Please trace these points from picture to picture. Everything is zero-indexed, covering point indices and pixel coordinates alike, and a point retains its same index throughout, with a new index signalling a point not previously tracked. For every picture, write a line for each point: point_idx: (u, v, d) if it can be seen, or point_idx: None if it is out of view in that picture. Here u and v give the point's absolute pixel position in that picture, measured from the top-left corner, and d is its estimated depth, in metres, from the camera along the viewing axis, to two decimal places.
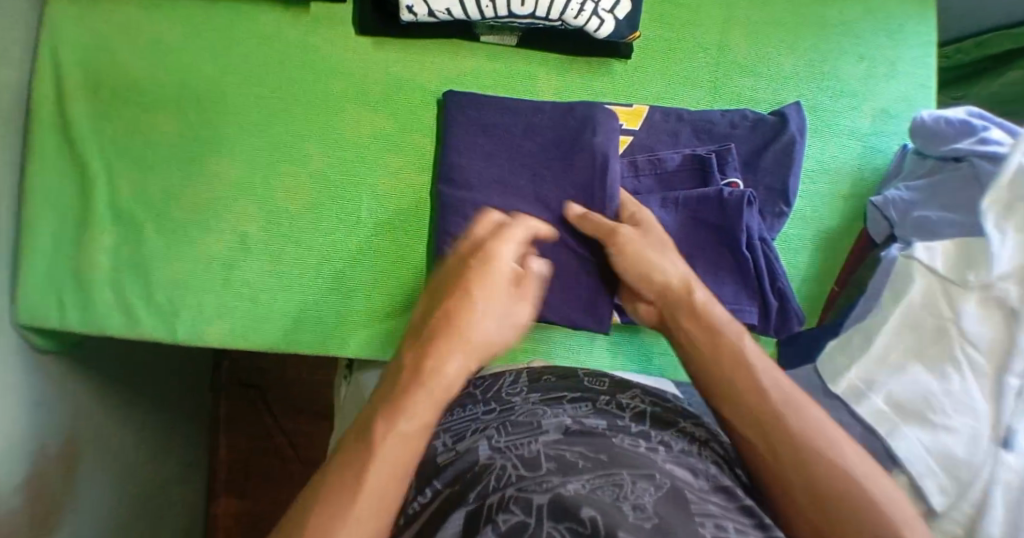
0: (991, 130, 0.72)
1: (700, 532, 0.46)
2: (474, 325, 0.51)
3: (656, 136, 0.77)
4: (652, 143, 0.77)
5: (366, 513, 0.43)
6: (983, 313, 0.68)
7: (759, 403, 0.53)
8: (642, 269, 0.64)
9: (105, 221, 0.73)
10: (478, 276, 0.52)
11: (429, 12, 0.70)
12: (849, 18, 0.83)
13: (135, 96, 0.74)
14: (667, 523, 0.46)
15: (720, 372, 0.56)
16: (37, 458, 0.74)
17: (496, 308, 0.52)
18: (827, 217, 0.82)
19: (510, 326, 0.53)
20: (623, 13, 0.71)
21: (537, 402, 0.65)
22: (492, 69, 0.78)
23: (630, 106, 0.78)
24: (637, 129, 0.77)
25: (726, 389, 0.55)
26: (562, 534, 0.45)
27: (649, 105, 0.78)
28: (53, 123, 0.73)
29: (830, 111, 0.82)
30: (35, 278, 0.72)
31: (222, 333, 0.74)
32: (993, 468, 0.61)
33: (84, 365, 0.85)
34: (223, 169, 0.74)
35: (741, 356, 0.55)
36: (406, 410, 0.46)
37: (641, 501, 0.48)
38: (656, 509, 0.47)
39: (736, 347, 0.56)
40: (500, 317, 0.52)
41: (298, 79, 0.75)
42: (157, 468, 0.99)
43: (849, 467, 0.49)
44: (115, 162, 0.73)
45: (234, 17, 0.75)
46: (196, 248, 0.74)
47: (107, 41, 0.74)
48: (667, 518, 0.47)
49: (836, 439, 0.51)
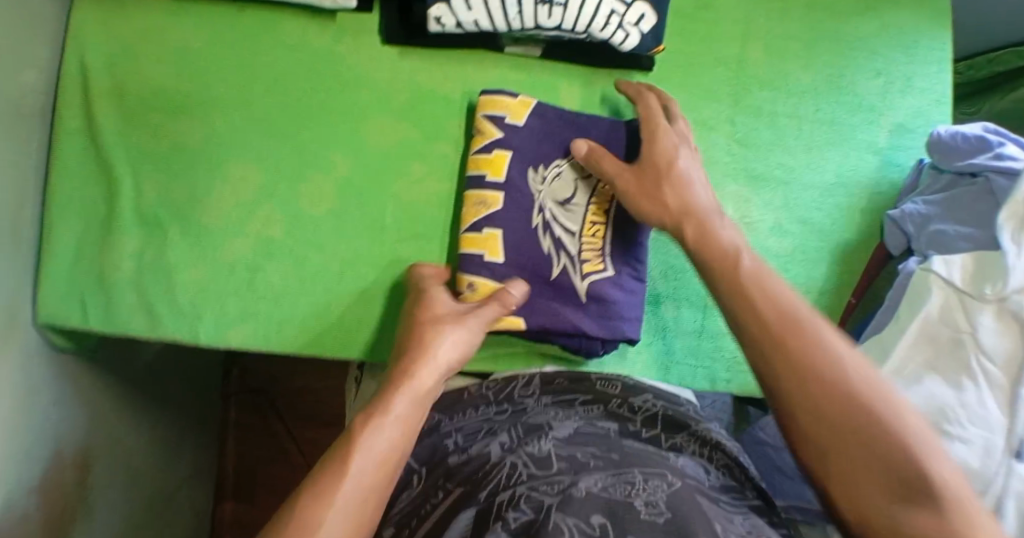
0: (1007, 146, 0.73)
1: (709, 527, 0.47)
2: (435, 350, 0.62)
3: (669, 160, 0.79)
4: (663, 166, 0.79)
5: (365, 469, 0.51)
6: (999, 326, 0.68)
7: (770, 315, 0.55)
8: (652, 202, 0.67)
9: (129, 224, 0.74)
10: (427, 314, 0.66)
11: (457, 23, 0.70)
12: (867, 33, 0.84)
13: (161, 102, 0.74)
14: (679, 516, 0.47)
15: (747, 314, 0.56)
16: (53, 459, 0.75)
17: (438, 367, 0.61)
18: (844, 230, 0.83)
19: (464, 346, 0.64)
20: (648, 26, 0.72)
21: (549, 404, 0.67)
22: (515, 80, 0.79)
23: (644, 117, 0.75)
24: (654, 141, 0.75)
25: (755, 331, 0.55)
26: (568, 527, 0.45)
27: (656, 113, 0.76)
28: (79, 128, 0.74)
29: (848, 126, 0.83)
30: (60, 279, 0.73)
31: (242, 337, 0.74)
32: (1005, 478, 0.63)
33: (101, 367, 0.85)
34: (247, 175, 0.75)
35: (757, 277, 0.58)
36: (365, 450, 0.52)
37: (653, 498, 0.48)
38: (668, 504, 0.48)
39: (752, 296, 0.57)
40: (435, 366, 0.61)
41: (323, 87, 0.76)
42: (167, 469, 0.99)
43: (858, 379, 0.51)
44: (141, 166, 0.74)
45: (262, 25, 0.76)
46: (219, 253, 0.74)
47: (135, 47, 0.75)
48: (678, 513, 0.47)
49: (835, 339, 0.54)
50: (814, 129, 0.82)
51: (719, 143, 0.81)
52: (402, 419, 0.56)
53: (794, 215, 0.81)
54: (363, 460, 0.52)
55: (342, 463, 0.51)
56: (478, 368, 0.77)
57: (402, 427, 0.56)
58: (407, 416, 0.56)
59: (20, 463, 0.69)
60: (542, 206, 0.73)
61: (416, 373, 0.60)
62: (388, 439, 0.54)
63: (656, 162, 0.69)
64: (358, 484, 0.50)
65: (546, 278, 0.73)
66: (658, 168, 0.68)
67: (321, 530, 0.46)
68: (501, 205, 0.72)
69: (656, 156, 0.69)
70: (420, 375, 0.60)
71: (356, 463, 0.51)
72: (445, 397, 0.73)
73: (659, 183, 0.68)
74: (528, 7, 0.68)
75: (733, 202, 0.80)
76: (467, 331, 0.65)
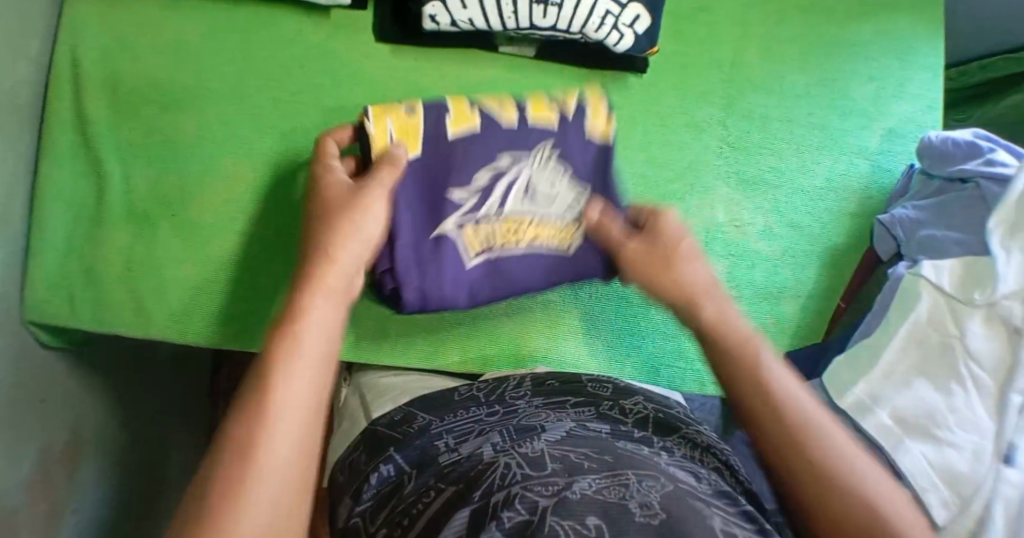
0: (998, 152, 0.73)
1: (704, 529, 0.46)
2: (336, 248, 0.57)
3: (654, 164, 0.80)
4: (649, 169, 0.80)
5: (308, 376, 0.49)
6: (987, 330, 0.69)
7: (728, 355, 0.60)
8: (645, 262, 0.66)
9: (119, 218, 0.73)
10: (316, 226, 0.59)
11: (452, 21, 0.70)
12: (861, 38, 0.85)
13: (153, 96, 0.74)
14: (675, 518, 0.46)
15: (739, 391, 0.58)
16: (39, 455, 0.74)
17: (342, 263, 0.57)
18: (835, 234, 0.83)
19: (378, 219, 0.61)
20: (642, 28, 0.73)
21: (541, 405, 0.67)
22: (510, 80, 0.79)
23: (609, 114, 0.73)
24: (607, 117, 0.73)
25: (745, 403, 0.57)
26: (564, 530, 0.44)
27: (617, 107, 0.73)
28: (70, 121, 0.73)
29: (841, 131, 0.84)
30: (48, 274, 0.72)
31: (231, 334, 0.74)
32: (993, 484, 0.62)
33: (89, 363, 0.84)
34: (239, 171, 0.75)
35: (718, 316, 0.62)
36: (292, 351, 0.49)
37: (647, 499, 0.48)
38: (663, 505, 0.48)
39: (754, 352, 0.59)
40: (356, 242, 0.59)
41: (317, 84, 0.76)
42: (155, 467, 0.99)
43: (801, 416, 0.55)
44: (133, 162, 0.74)
45: (257, 20, 0.76)
46: (210, 249, 0.74)
47: (127, 41, 0.74)
48: (673, 514, 0.47)
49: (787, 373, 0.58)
50: (807, 133, 0.83)
51: (712, 146, 0.81)
52: (337, 308, 0.54)
53: (786, 218, 0.82)
54: (305, 361, 0.49)
55: (282, 373, 0.48)
56: (468, 368, 0.78)
57: (333, 318, 0.54)
58: (340, 312, 0.54)
59: (6, 459, 0.68)
60: (510, 174, 0.70)
61: (338, 256, 0.57)
62: (314, 330, 0.51)
63: (653, 249, 0.67)
64: (303, 391, 0.48)
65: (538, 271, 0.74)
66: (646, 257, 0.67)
67: (268, 447, 0.44)
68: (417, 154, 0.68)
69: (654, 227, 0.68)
70: (343, 259, 0.57)
71: (293, 376, 0.48)
72: (434, 395, 0.72)
73: (653, 251, 0.66)
74: (523, 6, 0.68)
75: (724, 205, 0.80)
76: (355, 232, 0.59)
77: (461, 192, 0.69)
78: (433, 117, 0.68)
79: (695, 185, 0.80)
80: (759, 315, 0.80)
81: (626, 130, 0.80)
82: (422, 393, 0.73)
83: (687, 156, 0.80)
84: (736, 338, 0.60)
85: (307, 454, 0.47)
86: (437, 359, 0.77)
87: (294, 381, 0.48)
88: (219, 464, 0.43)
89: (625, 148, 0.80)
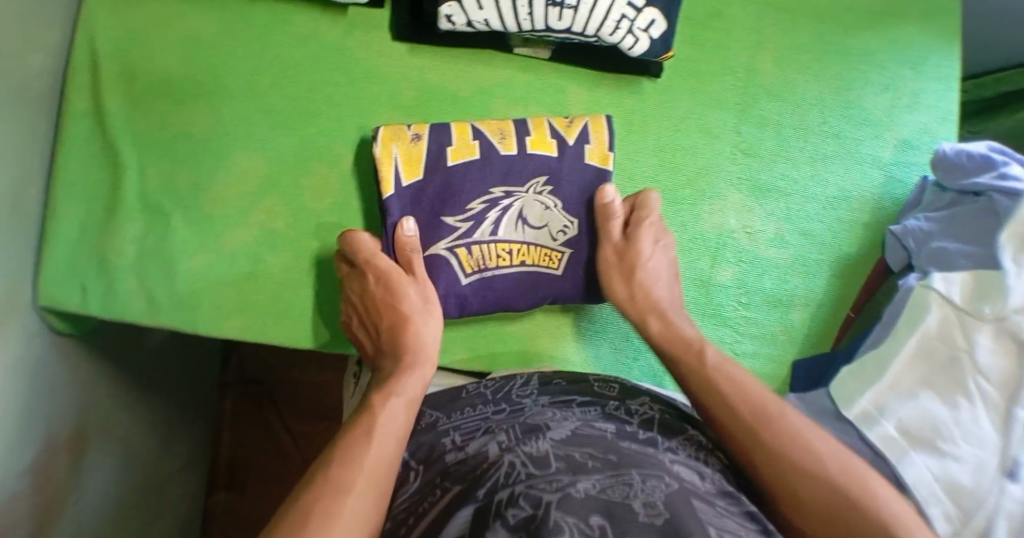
0: (1011, 166, 0.72)
1: (707, 530, 0.47)
2: (414, 340, 0.69)
3: (665, 170, 0.80)
4: (660, 175, 0.80)
5: (388, 440, 0.59)
6: (996, 345, 0.68)
7: (740, 413, 0.62)
8: (623, 272, 0.75)
9: (133, 209, 0.74)
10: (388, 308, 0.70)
11: (468, 22, 0.70)
12: (876, 48, 0.85)
13: (169, 88, 0.74)
14: (678, 517, 0.46)
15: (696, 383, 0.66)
16: (47, 439, 0.75)
17: (420, 353, 0.68)
18: (845, 243, 0.83)
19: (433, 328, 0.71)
20: (658, 32, 0.72)
21: (547, 404, 0.66)
22: (523, 82, 0.79)
23: (598, 120, 0.77)
24: (602, 128, 0.76)
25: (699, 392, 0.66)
26: (568, 530, 0.44)
27: (608, 116, 0.77)
28: (86, 110, 0.74)
29: (854, 140, 0.83)
30: (61, 261, 0.73)
31: (240, 326, 0.75)
32: (997, 498, 0.62)
33: (98, 351, 0.85)
34: (252, 165, 0.75)
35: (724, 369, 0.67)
36: (387, 416, 0.61)
37: (651, 498, 0.48)
38: (666, 505, 0.48)
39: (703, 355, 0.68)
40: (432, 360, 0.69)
41: (332, 80, 0.76)
42: (161, 455, 1.00)
43: (831, 465, 0.58)
44: (147, 153, 0.74)
45: (273, 16, 0.76)
46: (221, 241, 0.75)
47: (145, 33, 0.75)
48: (676, 513, 0.47)
49: (814, 426, 0.61)
50: (819, 142, 0.83)
51: (724, 152, 0.81)
52: (415, 393, 0.65)
53: (796, 226, 0.81)
54: (386, 428, 0.60)
55: (367, 432, 0.59)
56: (474, 365, 0.78)
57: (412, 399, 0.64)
58: (419, 391, 0.65)
59: (14, 442, 0.69)
60: (503, 203, 0.74)
61: (415, 361, 0.67)
62: (402, 406, 0.62)
63: (625, 262, 0.74)
64: (383, 453, 0.58)
65: (541, 273, 0.75)
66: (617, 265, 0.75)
67: (354, 487, 0.54)
68: (417, 177, 0.73)
69: (633, 240, 0.74)
70: (420, 365, 0.67)
71: (377, 434, 0.59)
72: (442, 393, 0.73)
73: (628, 269, 0.74)
74: (539, 9, 0.68)
75: (736, 211, 0.80)
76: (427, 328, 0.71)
77: (453, 217, 0.73)
78: (435, 146, 0.74)
79: (706, 192, 0.80)
80: (766, 322, 0.80)
81: (638, 134, 0.80)
82: (430, 392, 0.74)
83: (699, 161, 0.81)
84: (683, 342, 0.70)
85: (384, 506, 0.55)
86: (445, 355, 0.78)
87: (375, 440, 0.58)
88: (311, 492, 0.53)
89: (636, 151, 0.80)
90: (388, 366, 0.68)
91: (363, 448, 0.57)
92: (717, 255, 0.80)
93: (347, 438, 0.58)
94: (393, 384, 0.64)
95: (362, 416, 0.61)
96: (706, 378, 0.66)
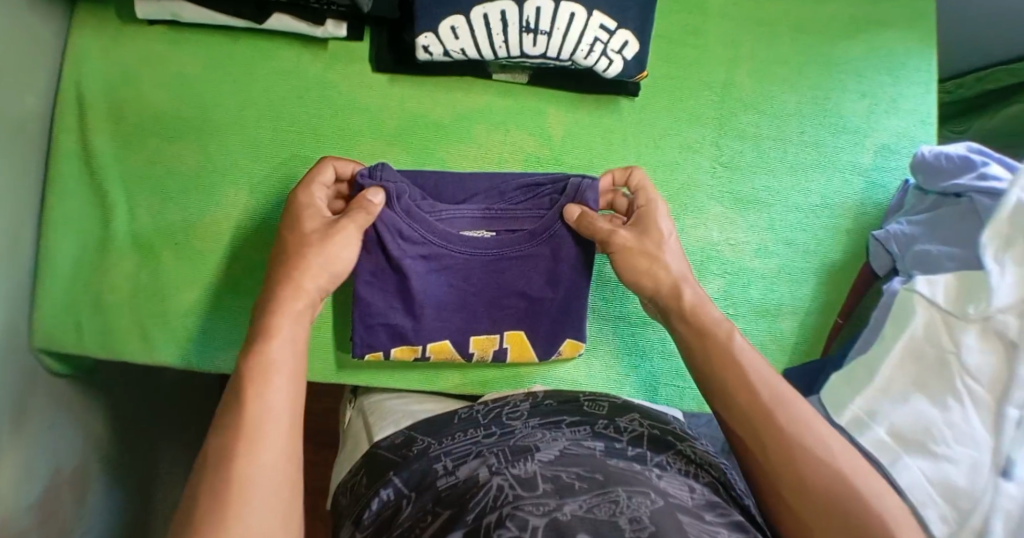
0: (991, 166, 0.74)
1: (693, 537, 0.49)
2: (307, 279, 0.63)
3: None
4: None
5: (286, 390, 0.56)
6: (983, 344, 0.68)
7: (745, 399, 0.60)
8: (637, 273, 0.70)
9: (124, 246, 0.75)
10: (306, 238, 0.65)
11: (445, 51, 0.72)
12: (851, 56, 0.86)
13: (154, 127, 0.76)
14: (662, 530, 0.48)
15: (749, 413, 0.60)
16: (49, 479, 0.75)
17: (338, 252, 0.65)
18: (830, 249, 0.84)
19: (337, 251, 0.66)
20: (631, 53, 0.74)
21: (537, 426, 0.67)
22: (504, 106, 0.80)
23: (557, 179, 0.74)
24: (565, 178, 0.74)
25: (714, 384, 0.63)
26: None
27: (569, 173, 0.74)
28: (75, 152, 0.75)
29: (834, 147, 0.84)
30: (54, 301, 0.74)
31: (235, 360, 0.76)
32: (993, 496, 0.60)
33: (95, 388, 0.85)
34: (240, 199, 0.76)
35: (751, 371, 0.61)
36: (273, 364, 0.57)
37: (636, 514, 0.50)
38: (652, 519, 0.49)
39: (679, 299, 0.68)
40: (312, 286, 0.63)
41: (316, 113, 0.78)
42: (160, 488, 0.99)
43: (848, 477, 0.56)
44: (136, 190, 0.75)
45: (255, 52, 0.77)
46: (213, 275, 0.76)
47: (129, 73, 0.76)
48: (661, 526, 0.48)
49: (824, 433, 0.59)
50: (799, 151, 0.84)
51: (705, 165, 0.82)
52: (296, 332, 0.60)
53: (780, 236, 0.82)
54: (280, 373, 0.57)
55: (257, 402, 0.55)
56: (467, 389, 0.79)
57: (297, 336, 0.60)
58: (300, 330, 0.60)
59: (16, 480, 0.70)
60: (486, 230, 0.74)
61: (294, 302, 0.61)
62: (287, 347, 0.58)
63: (646, 238, 0.71)
64: (279, 410, 0.55)
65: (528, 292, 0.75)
66: (637, 246, 0.70)
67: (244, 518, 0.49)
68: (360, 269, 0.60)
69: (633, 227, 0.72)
70: (286, 320, 0.60)
71: (268, 388, 0.55)
72: (434, 419, 0.73)
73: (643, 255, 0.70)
74: (513, 35, 0.70)
75: (720, 224, 0.81)
76: (343, 242, 0.66)
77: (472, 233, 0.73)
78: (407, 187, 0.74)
79: (690, 205, 0.81)
80: (755, 332, 0.81)
81: (619, 152, 0.81)
82: (423, 418, 0.74)
83: (681, 177, 0.81)
84: (710, 319, 0.66)
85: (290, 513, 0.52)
86: (437, 380, 0.79)
87: (268, 405, 0.55)
88: None
89: (618, 169, 0.81)
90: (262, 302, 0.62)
91: (249, 416, 0.54)
92: (703, 269, 0.80)
93: (235, 419, 0.54)
94: (270, 322, 0.59)
95: (243, 373, 0.56)
96: (735, 389, 0.61)
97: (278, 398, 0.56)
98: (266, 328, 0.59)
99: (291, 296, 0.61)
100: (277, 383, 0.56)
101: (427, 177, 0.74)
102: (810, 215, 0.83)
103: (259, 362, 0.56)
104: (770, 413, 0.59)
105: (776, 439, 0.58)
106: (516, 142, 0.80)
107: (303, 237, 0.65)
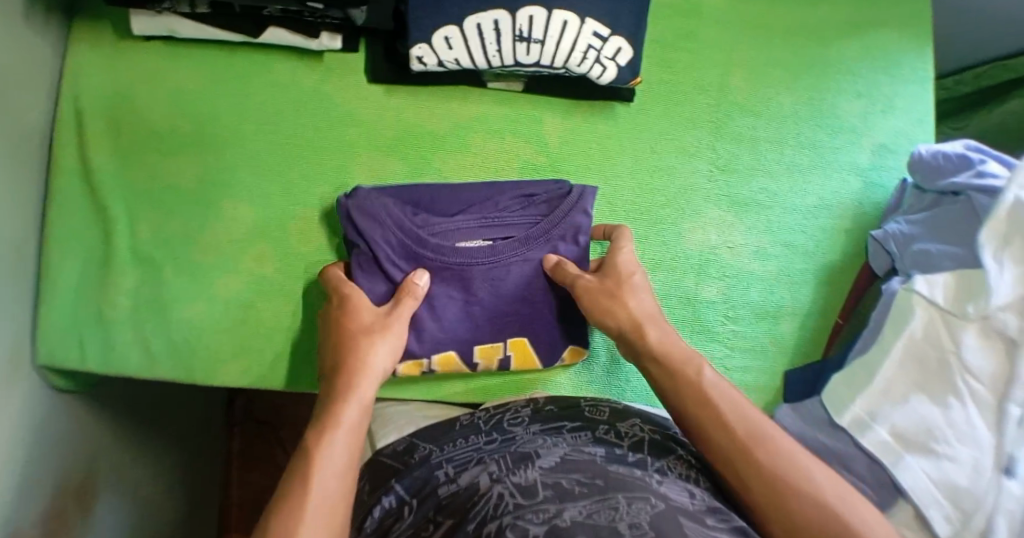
0: (988, 164, 0.73)
1: None
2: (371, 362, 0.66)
3: (647, 193, 0.81)
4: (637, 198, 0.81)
5: (337, 474, 0.58)
6: (983, 344, 0.68)
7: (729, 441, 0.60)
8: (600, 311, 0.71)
9: (125, 262, 0.75)
10: (364, 324, 0.68)
11: (439, 61, 0.72)
12: (847, 57, 0.86)
13: (153, 142, 0.76)
14: None
15: (729, 459, 0.59)
16: (54, 495, 0.76)
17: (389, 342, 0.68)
18: (828, 251, 0.83)
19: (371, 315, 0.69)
20: (625, 60, 0.74)
21: (537, 432, 0.67)
22: (500, 114, 0.80)
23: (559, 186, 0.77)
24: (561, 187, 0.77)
25: (700, 436, 0.61)
26: None
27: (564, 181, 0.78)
28: (75, 169, 0.75)
29: (830, 148, 0.85)
30: (56, 318, 0.74)
31: (237, 373, 0.76)
32: (994, 498, 0.61)
33: (99, 402, 0.85)
34: (239, 213, 0.76)
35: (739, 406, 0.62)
36: (329, 452, 0.59)
37: (636, 519, 0.50)
38: (651, 525, 0.49)
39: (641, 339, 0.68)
40: (374, 379, 0.66)
41: (313, 126, 0.78)
42: (166, 500, 1.00)
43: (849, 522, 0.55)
44: (136, 206, 0.76)
45: (251, 66, 0.78)
46: (214, 289, 0.76)
47: (127, 89, 0.76)
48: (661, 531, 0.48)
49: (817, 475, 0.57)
50: (796, 153, 0.84)
51: (702, 169, 0.82)
52: (356, 422, 0.63)
53: (778, 238, 0.82)
54: (335, 457, 0.59)
55: (313, 484, 0.57)
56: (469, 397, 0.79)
57: (358, 425, 0.63)
58: (361, 420, 0.63)
59: (23, 496, 0.70)
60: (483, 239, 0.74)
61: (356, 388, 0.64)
62: (345, 436, 0.61)
63: (607, 279, 0.72)
64: (328, 494, 0.57)
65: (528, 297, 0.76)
66: (597, 288, 0.71)
67: None
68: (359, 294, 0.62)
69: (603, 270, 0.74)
70: (346, 409, 0.63)
71: (321, 468, 0.58)
72: (436, 426, 0.73)
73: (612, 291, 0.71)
74: (507, 45, 0.70)
75: (718, 227, 0.81)
76: (396, 332, 0.69)
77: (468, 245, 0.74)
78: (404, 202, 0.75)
79: (687, 209, 0.81)
80: (755, 335, 0.81)
81: (616, 158, 0.81)
82: (426, 425, 0.74)
83: (678, 182, 0.82)
84: (682, 356, 0.67)
85: None
86: (439, 388, 0.79)
87: (320, 486, 0.57)
88: None
89: (615, 175, 0.81)
90: (325, 387, 0.65)
91: (305, 497, 0.56)
92: (701, 272, 0.81)
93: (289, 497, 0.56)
94: (331, 412, 0.62)
95: (302, 458, 0.59)
96: (712, 429, 0.61)
97: (331, 480, 0.57)
98: (327, 418, 0.62)
99: (354, 387, 0.64)
100: (332, 469, 0.58)
101: (422, 190, 0.75)
102: (807, 217, 0.83)
103: (316, 447, 0.59)
104: (758, 455, 0.58)
105: (771, 480, 0.57)
106: (513, 150, 0.80)
107: (349, 322, 0.68)
